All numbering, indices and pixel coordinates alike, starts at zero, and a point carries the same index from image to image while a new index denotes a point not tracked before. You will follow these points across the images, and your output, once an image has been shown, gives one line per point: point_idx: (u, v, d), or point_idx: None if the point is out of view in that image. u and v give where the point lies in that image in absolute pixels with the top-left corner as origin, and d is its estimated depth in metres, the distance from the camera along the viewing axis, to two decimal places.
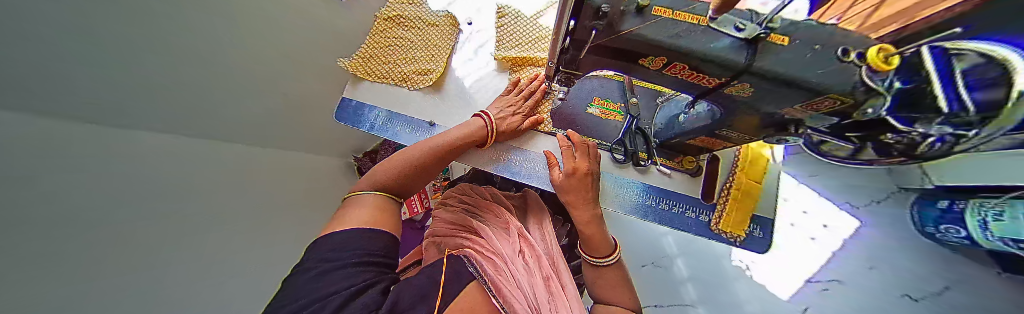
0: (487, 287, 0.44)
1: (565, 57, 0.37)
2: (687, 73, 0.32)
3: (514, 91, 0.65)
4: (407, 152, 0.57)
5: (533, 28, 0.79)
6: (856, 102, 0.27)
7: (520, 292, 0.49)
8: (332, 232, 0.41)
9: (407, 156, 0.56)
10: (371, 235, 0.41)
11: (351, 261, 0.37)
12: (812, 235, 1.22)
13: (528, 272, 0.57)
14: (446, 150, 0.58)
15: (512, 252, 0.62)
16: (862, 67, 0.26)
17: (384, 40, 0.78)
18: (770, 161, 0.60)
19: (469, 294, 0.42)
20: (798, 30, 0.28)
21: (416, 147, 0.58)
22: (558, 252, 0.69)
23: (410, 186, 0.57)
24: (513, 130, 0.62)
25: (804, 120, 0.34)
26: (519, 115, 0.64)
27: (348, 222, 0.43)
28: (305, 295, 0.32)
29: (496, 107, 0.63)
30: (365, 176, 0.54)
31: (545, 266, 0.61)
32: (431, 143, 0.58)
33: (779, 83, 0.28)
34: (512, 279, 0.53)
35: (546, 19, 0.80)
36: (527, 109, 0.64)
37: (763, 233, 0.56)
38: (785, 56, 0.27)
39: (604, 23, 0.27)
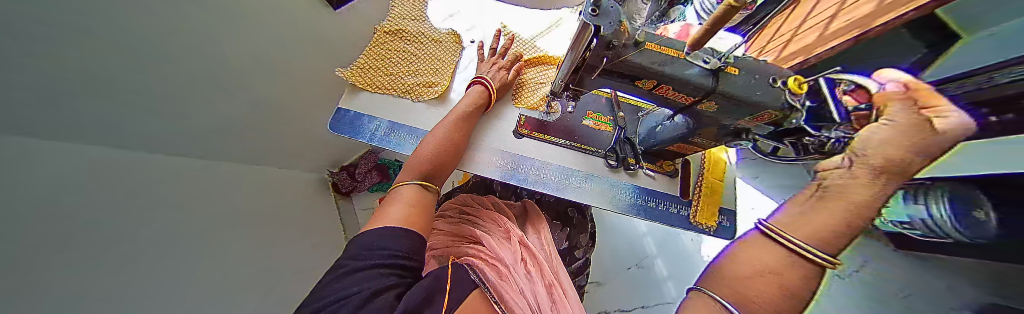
0: (487, 293, 0.45)
1: (575, 78, 0.45)
2: (671, 92, 0.40)
3: (495, 53, 0.79)
4: (434, 140, 0.61)
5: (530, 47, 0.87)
6: (784, 116, 0.38)
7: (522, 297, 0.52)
8: (366, 229, 0.47)
9: (438, 136, 0.62)
10: (403, 235, 0.46)
11: (376, 261, 0.41)
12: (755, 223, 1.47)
13: (530, 282, 0.59)
14: (459, 116, 0.65)
15: (511, 257, 0.64)
16: (785, 91, 0.36)
17: (384, 52, 0.80)
18: (728, 163, 0.73)
19: (473, 300, 0.43)
20: (744, 62, 0.38)
21: (443, 127, 0.64)
22: (555, 262, 0.71)
23: (442, 168, 0.62)
24: (503, 82, 0.74)
25: (751, 128, 0.45)
26: (503, 69, 0.76)
27: (383, 220, 0.49)
28: (326, 295, 0.36)
29: (486, 71, 0.74)
30: (405, 168, 0.59)
31: (546, 274, 0.64)
32: (443, 130, 0.63)
33: (734, 101, 0.38)
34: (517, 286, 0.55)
35: (542, 42, 0.89)
36: (506, 63, 0.77)
37: (730, 223, 0.67)
38: (735, 82, 0.37)
39: (612, 53, 0.35)
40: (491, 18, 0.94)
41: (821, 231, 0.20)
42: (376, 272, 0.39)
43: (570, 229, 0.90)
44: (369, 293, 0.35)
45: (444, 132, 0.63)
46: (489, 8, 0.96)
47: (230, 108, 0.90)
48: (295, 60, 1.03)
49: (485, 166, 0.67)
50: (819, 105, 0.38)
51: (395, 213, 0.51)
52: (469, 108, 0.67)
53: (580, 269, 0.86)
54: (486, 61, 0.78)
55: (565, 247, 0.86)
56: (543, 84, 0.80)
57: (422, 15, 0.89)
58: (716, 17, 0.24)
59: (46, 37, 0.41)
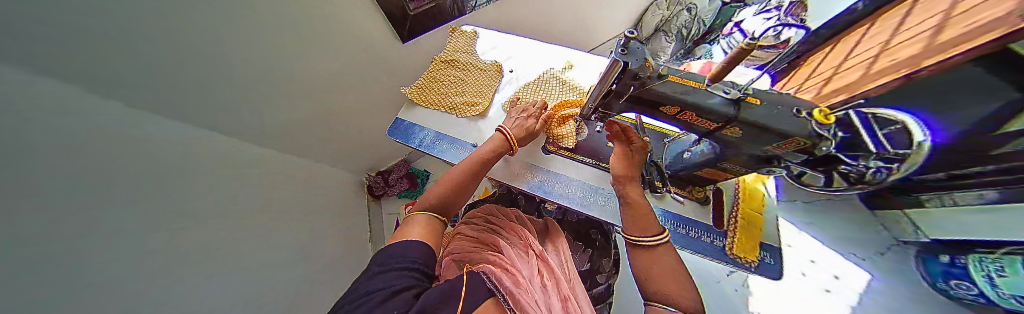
0: (504, 301, 0.45)
1: (603, 102, 0.52)
2: (694, 118, 0.45)
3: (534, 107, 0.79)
4: (450, 180, 0.66)
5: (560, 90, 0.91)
6: (814, 144, 0.39)
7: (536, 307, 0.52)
8: (391, 243, 0.53)
9: (454, 176, 0.67)
10: (421, 247, 0.52)
11: (398, 266, 0.46)
12: (803, 271, 1.53)
13: (545, 294, 0.59)
14: (479, 160, 0.69)
15: (529, 269, 0.65)
16: (811, 120, 0.38)
17: (438, 76, 0.96)
18: (767, 196, 0.70)
19: (486, 307, 0.42)
20: (765, 95, 0.42)
21: (459, 168, 0.68)
22: (575, 282, 0.69)
23: (453, 204, 0.67)
24: (528, 132, 0.74)
25: (782, 155, 0.45)
26: (532, 118, 0.77)
27: (407, 236, 0.54)
28: (358, 294, 0.41)
29: (512, 120, 0.76)
30: (420, 199, 0.65)
31: (563, 288, 0.64)
32: (461, 171, 0.67)
33: (759, 127, 0.41)
34: (532, 296, 0.55)
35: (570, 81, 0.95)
36: (538, 113, 0.78)
37: (773, 260, 0.61)
38: (756, 110, 0.40)
39: (639, 82, 0.42)
40: (528, 50, 1.06)
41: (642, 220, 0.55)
42: (398, 275, 0.44)
43: (593, 251, 0.88)
44: (393, 290, 0.40)
45: (461, 174, 0.68)
46: (526, 43, 1.08)
47: (269, 116, 1.06)
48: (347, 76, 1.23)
49: (517, 178, 0.74)
50: (852, 135, 0.39)
51: (413, 234, 0.55)
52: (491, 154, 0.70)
53: (602, 296, 0.82)
54: (519, 107, 0.80)
55: (586, 269, 0.84)
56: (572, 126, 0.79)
57: (472, 49, 1.06)
58: (740, 48, 0.30)
59: (78, 49, 0.47)
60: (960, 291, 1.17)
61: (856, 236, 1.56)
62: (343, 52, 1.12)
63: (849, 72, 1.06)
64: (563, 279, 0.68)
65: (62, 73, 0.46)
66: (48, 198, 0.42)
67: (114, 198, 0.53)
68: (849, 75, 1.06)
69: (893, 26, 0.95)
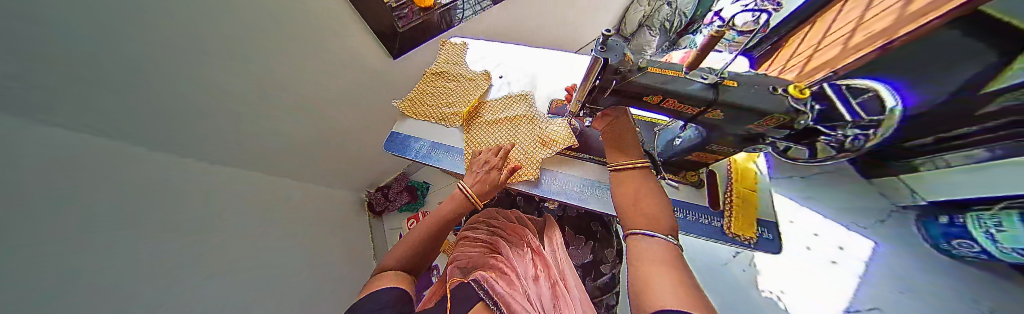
0: (491, 305, 0.47)
1: (589, 98, 0.53)
2: (677, 105, 0.46)
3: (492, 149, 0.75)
4: (411, 242, 0.63)
5: (516, 114, 0.88)
6: (792, 118, 0.41)
7: (527, 302, 0.53)
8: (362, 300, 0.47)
9: (415, 237, 0.65)
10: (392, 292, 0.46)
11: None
12: (808, 245, 1.53)
13: (537, 288, 0.62)
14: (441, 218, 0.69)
15: (524, 267, 0.68)
16: (787, 97, 0.41)
17: (429, 87, 0.98)
18: (760, 173, 0.71)
19: None
20: (741, 77, 0.44)
21: (421, 228, 0.67)
22: (566, 268, 0.71)
23: (419, 263, 0.62)
24: (492, 184, 0.71)
25: (765, 132, 0.47)
26: (495, 169, 0.72)
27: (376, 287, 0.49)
28: None
29: (472, 175, 0.73)
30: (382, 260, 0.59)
31: (554, 276, 0.67)
32: (422, 231, 0.66)
33: (739, 108, 0.42)
34: (523, 293, 0.57)
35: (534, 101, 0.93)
36: (499, 163, 0.73)
37: (771, 235, 0.63)
38: (734, 92, 0.42)
39: (620, 76, 0.43)
40: (515, 56, 1.08)
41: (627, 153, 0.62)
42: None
43: (594, 242, 0.93)
44: None
45: (422, 235, 0.65)
46: (513, 49, 1.11)
47: (261, 138, 1.06)
48: (343, 96, 1.27)
49: (514, 180, 0.75)
50: (829, 106, 0.41)
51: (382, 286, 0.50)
52: (452, 213, 0.71)
53: (609, 285, 0.86)
54: (480, 157, 0.75)
55: (590, 261, 0.90)
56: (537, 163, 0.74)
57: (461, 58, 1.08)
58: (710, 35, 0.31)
59: (29, 77, 0.45)
60: (962, 251, 1.18)
61: (852, 204, 1.58)
62: (335, 71, 1.15)
63: (830, 49, 1.07)
64: (558, 270, 0.71)
65: (25, 102, 0.45)
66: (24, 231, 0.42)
67: (97, 228, 0.54)
68: (826, 53, 1.08)
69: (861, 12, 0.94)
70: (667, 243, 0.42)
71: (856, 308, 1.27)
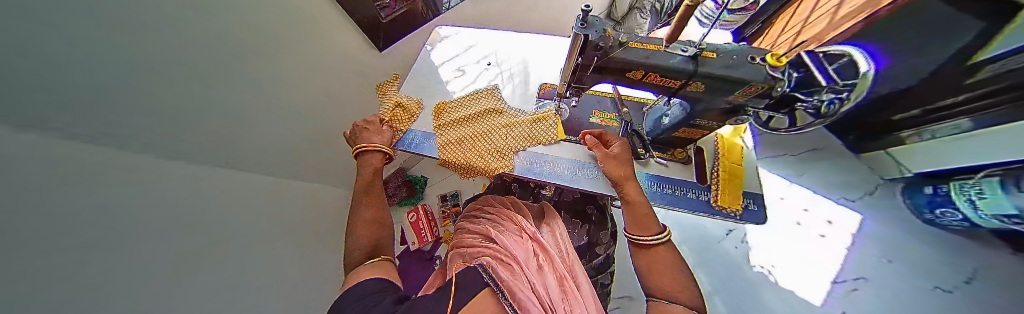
0: (497, 291, 0.47)
1: (574, 77, 0.53)
2: (659, 79, 0.47)
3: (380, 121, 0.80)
4: (360, 231, 0.62)
5: (487, 108, 0.85)
6: (770, 86, 0.42)
7: (533, 292, 0.54)
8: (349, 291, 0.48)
9: (364, 228, 0.63)
10: (378, 282, 0.49)
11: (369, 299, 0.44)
12: (799, 221, 1.63)
13: (541, 275, 0.63)
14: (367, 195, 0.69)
15: (525, 255, 0.68)
16: (765, 66, 0.42)
17: (418, 80, 0.99)
18: (745, 148, 0.73)
19: (481, 298, 0.45)
20: (720, 48, 0.44)
21: (361, 219, 0.65)
22: (571, 258, 0.73)
23: (382, 245, 0.62)
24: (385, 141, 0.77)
25: (746, 103, 0.48)
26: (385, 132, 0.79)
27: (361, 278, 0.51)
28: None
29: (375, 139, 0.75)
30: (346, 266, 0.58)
31: (558, 267, 0.67)
32: (364, 221, 0.65)
33: (718, 79, 0.43)
34: (526, 281, 0.58)
35: (512, 89, 0.94)
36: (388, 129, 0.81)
37: (756, 207, 0.66)
38: (713, 63, 0.43)
39: (601, 52, 0.44)
40: (501, 42, 1.07)
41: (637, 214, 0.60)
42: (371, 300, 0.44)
43: (589, 225, 0.95)
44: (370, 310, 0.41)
45: (366, 229, 0.63)
46: (499, 35, 1.09)
47: None
48: (341, 93, 1.27)
49: (508, 165, 0.75)
50: (807, 73, 0.42)
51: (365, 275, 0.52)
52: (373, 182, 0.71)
53: (602, 265, 0.89)
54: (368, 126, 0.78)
55: (586, 243, 0.91)
56: (511, 160, 0.75)
57: (449, 45, 1.07)
58: (686, 4, 0.32)
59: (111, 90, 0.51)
60: (946, 219, 1.36)
61: (853, 179, 1.69)
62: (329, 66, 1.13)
63: (813, 24, 1.25)
64: (558, 259, 0.71)
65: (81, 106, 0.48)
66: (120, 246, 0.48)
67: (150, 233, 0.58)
68: (815, 26, 1.24)
69: None
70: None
71: (843, 278, 1.45)
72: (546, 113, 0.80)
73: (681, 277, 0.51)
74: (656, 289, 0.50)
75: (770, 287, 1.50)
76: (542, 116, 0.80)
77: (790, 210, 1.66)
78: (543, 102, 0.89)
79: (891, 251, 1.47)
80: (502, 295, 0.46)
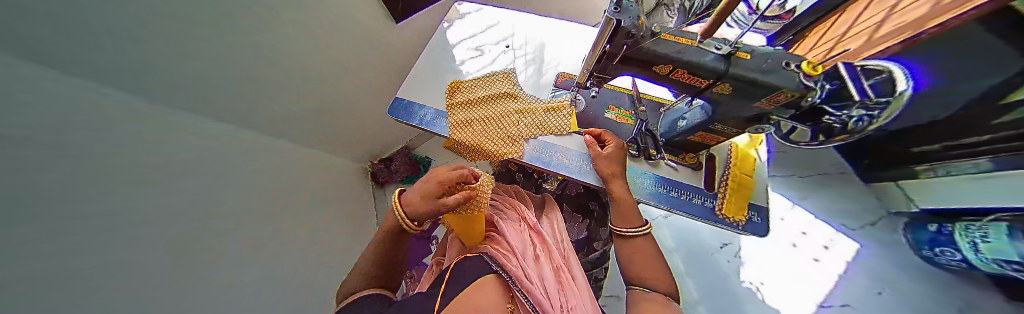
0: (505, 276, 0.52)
1: (598, 66, 0.52)
2: (686, 76, 0.46)
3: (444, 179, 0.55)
4: (367, 262, 0.54)
5: (499, 91, 0.85)
6: (801, 95, 0.41)
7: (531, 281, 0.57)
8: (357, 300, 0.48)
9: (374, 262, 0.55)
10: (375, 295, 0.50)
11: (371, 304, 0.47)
12: (795, 242, 1.64)
13: (540, 264, 0.66)
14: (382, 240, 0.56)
15: (525, 243, 0.70)
16: (799, 73, 0.40)
17: (435, 56, 0.98)
18: (759, 161, 0.71)
19: (490, 282, 0.51)
20: (755, 49, 0.43)
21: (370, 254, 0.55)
22: (569, 252, 0.75)
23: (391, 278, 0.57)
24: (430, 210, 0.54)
25: (772, 112, 0.47)
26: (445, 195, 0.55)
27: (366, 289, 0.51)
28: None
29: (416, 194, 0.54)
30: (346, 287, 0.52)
31: (556, 259, 0.70)
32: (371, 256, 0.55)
33: (748, 82, 0.42)
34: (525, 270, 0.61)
35: (526, 77, 0.92)
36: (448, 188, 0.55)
37: (761, 220, 0.65)
38: (746, 64, 0.41)
39: (631, 40, 0.42)
40: (524, 25, 1.04)
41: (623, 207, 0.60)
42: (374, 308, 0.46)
43: (590, 221, 0.96)
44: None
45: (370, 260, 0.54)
46: (522, 17, 1.06)
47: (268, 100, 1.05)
48: (345, 60, 1.23)
49: (517, 151, 0.74)
50: (840, 87, 0.40)
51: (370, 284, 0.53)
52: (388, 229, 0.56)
53: (597, 261, 0.91)
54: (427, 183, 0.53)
55: (585, 238, 0.93)
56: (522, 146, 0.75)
57: (469, 23, 1.04)
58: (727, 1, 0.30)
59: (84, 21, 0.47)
60: (944, 258, 1.35)
61: (857, 207, 1.68)
62: None
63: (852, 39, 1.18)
64: (556, 251, 0.73)
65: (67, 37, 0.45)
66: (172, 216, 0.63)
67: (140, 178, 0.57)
68: (852, 42, 1.18)
69: (889, 5, 1.05)
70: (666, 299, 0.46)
71: (831, 303, 1.45)
72: (562, 103, 0.80)
73: (657, 266, 0.52)
74: (635, 277, 0.51)
75: (756, 303, 1.52)
76: (557, 106, 0.79)
77: (786, 231, 1.67)
78: (558, 92, 0.87)
79: (884, 282, 1.47)
80: (512, 285, 0.51)
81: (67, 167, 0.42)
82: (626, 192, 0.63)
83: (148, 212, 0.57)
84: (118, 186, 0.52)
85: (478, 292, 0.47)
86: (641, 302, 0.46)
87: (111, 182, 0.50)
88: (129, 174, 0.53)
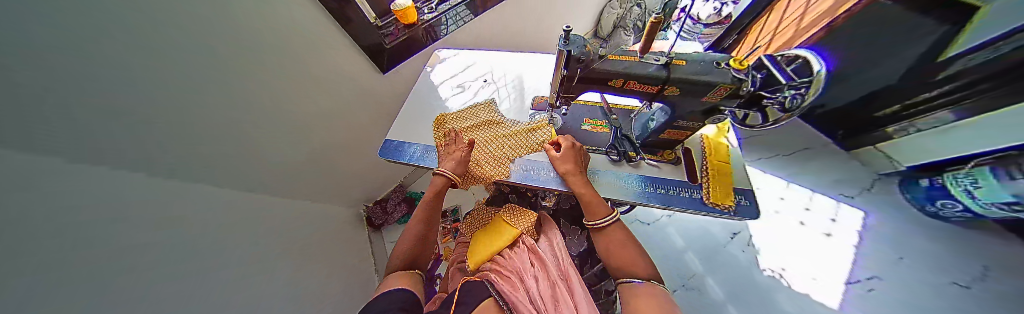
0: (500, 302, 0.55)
1: (562, 88, 0.58)
2: (637, 86, 0.52)
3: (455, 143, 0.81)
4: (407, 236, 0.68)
5: (487, 119, 0.89)
6: (736, 86, 0.47)
7: (527, 299, 0.61)
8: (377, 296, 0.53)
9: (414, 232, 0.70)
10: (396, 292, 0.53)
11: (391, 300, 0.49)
12: (802, 220, 1.63)
13: (537, 282, 0.68)
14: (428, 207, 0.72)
15: (525, 262, 0.73)
16: (729, 69, 0.47)
17: (420, 98, 1.06)
18: (731, 147, 0.76)
19: (485, 306, 0.53)
20: (689, 56, 0.50)
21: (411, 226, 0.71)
22: (567, 265, 0.74)
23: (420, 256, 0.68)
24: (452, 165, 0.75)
25: (720, 103, 0.53)
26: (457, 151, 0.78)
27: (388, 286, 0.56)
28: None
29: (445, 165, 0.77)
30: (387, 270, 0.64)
31: (552, 274, 0.70)
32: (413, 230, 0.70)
33: (690, 83, 0.48)
34: (524, 292, 0.64)
35: (511, 101, 1.01)
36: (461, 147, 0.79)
37: (749, 202, 0.68)
38: (684, 69, 0.48)
39: (583, 64, 0.49)
40: (498, 61, 1.15)
41: (588, 200, 0.64)
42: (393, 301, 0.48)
43: (590, 231, 0.96)
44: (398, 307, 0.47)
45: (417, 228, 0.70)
46: (495, 54, 1.18)
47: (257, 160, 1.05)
48: (329, 111, 1.28)
49: (507, 173, 0.77)
50: (768, 74, 0.48)
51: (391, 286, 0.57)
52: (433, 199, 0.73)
53: (603, 273, 0.86)
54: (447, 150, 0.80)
55: (585, 249, 0.93)
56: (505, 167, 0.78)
57: (450, 65, 1.15)
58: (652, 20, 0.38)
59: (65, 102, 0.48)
60: (947, 211, 1.36)
61: (845, 174, 1.72)
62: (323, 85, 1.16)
63: (783, 34, 1.41)
64: (554, 268, 0.73)
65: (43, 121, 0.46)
66: (153, 270, 0.60)
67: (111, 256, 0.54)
68: (784, 36, 1.40)
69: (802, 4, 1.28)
70: (648, 284, 0.52)
71: (857, 278, 1.41)
72: (540, 122, 0.85)
73: (633, 252, 0.58)
74: (617, 269, 0.58)
75: (784, 291, 1.46)
76: (536, 126, 0.84)
77: (791, 210, 1.68)
78: (535, 113, 0.96)
79: (904, 248, 1.44)
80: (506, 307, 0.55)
81: (36, 241, 0.42)
82: (585, 183, 0.66)
83: (127, 273, 0.55)
84: (62, 210, 0.47)
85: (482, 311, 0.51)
86: (628, 295, 0.52)
87: (81, 252, 0.49)
88: (92, 246, 0.51)
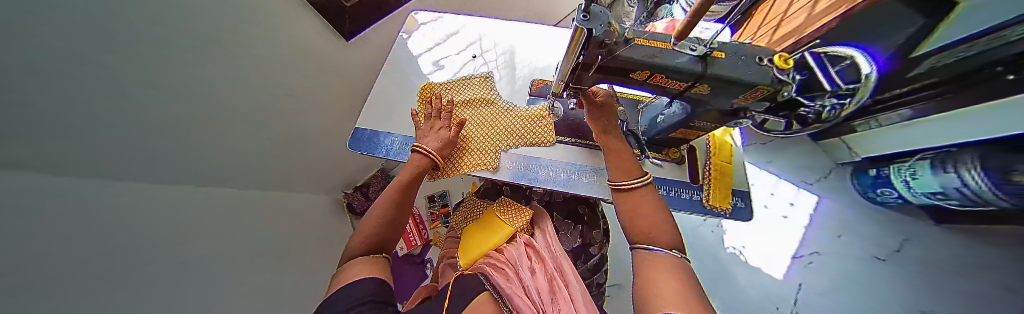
0: (497, 296, 0.49)
1: (573, 77, 0.49)
2: (663, 81, 0.44)
3: (441, 117, 0.72)
4: (379, 212, 0.59)
5: (472, 96, 0.82)
6: (775, 90, 0.41)
7: (522, 291, 0.56)
8: (335, 293, 0.41)
9: (385, 199, 0.61)
10: (366, 283, 0.42)
11: (357, 302, 0.37)
12: (766, 204, 1.78)
13: (533, 274, 0.64)
14: (407, 186, 0.63)
15: (520, 256, 0.69)
16: (772, 68, 0.39)
17: (395, 75, 0.88)
18: (736, 146, 0.74)
19: (481, 302, 0.47)
20: (729, 47, 0.41)
21: (378, 207, 0.59)
22: (565, 260, 0.70)
23: (388, 240, 0.58)
24: (444, 141, 0.69)
25: (748, 106, 0.47)
26: (446, 128, 0.71)
27: (351, 278, 0.44)
28: None
29: (430, 140, 0.68)
30: (346, 246, 0.54)
31: (549, 267, 0.67)
32: (375, 218, 0.58)
33: (727, 82, 0.40)
34: (519, 283, 0.59)
35: (504, 84, 0.87)
36: (449, 123, 0.72)
37: (744, 204, 0.66)
38: (724, 65, 0.39)
39: (605, 50, 0.39)
40: (488, 29, 0.98)
41: (620, 160, 0.59)
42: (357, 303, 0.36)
43: (583, 226, 0.95)
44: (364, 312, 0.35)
45: (383, 211, 0.59)
46: (484, 21, 1.00)
47: None
48: None
49: (500, 170, 0.70)
50: (809, 76, 0.41)
51: (352, 275, 0.45)
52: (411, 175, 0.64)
53: (598, 265, 0.91)
54: (427, 123, 0.72)
55: (579, 243, 0.92)
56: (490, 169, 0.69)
57: (431, 32, 0.96)
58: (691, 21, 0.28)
59: None
60: (886, 197, 1.50)
61: (812, 164, 1.85)
62: None
63: (795, 20, 1.31)
64: (551, 261, 0.69)
65: None
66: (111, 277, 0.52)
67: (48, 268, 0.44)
68: (795, 21, 1.30)
69: None
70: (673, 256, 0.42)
71: (802, 253, 1.57)
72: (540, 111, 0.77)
73: (663, 219, 0.49)
74: (635, 235, 0.49)
75: (740, 267, 1.64)
76: (537, 115, 0.77)
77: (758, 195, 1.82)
78: (535, 100, 0.83)
79: (842, 227, 1.60)
80: (503, 302, 0.49)
81: None
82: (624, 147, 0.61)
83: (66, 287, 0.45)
84: None
85: (474, 309, 0.44)
86: (641, 261, 0.44)
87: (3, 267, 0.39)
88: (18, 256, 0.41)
